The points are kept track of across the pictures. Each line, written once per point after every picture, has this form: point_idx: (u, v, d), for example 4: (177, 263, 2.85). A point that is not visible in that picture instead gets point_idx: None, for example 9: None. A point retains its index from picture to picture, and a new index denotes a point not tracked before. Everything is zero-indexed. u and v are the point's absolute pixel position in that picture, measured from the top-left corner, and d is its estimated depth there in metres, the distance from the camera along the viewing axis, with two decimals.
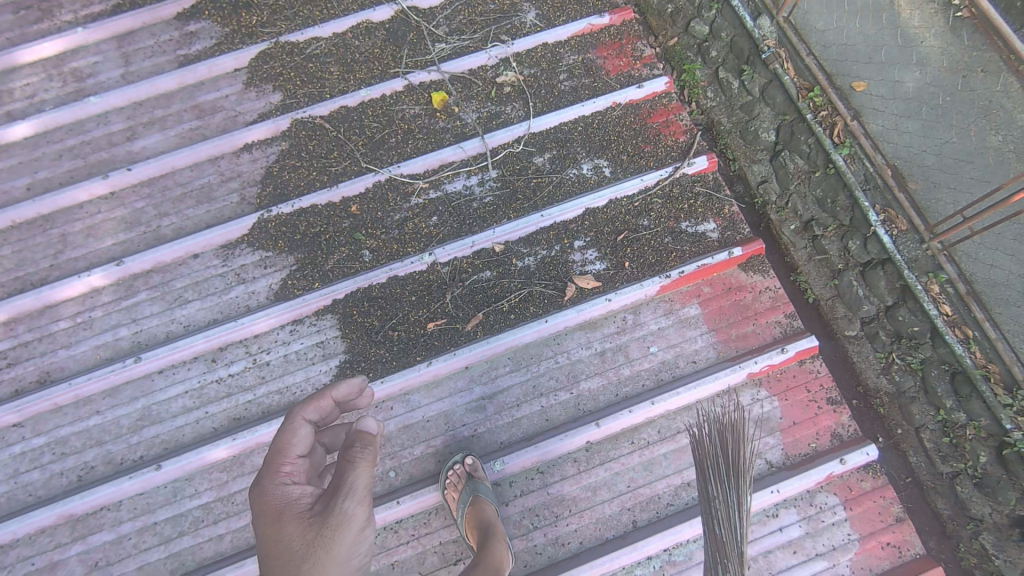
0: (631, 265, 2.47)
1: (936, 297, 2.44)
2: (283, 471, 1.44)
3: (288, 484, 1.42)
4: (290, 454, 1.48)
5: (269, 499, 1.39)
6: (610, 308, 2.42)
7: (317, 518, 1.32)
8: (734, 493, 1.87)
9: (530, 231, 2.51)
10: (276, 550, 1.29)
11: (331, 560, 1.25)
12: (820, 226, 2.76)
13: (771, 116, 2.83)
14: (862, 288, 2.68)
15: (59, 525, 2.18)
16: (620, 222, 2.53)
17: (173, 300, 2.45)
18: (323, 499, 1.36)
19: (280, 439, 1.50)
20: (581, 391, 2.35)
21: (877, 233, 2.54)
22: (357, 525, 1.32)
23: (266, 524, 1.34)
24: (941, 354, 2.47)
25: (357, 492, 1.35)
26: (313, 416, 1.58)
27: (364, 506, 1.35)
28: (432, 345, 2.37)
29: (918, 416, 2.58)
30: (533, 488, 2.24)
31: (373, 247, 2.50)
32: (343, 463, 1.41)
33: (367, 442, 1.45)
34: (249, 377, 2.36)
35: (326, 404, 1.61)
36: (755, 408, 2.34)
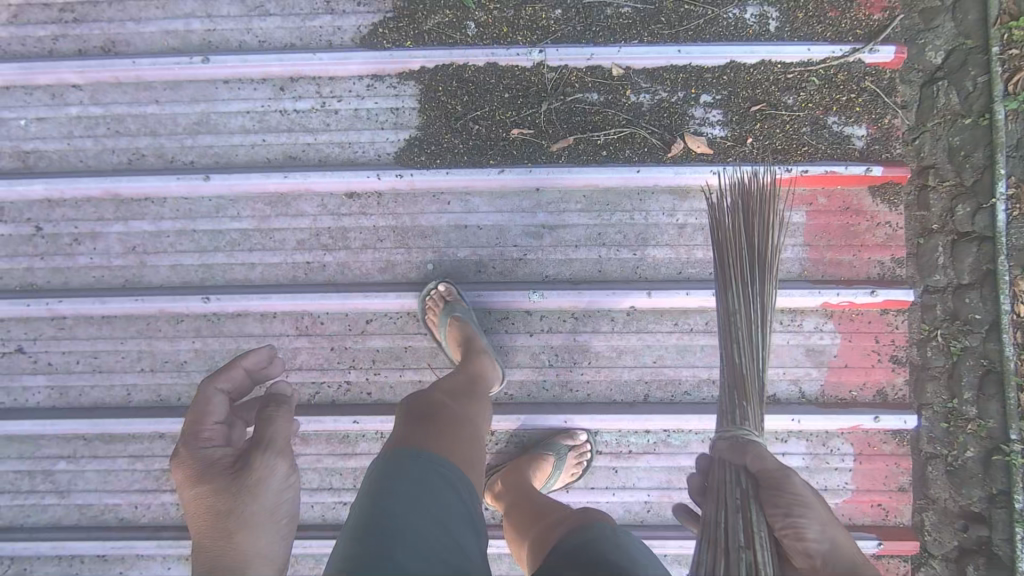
0: (754, 143, 2.16)
1: (1016, 292, 2.13)
2: (205, 437, 1.39)
3: (208, 448, 1.38)
4: (208, 421, 1.42)
5: (187, 464, 1.35)
6: (711, 182, 2.16)
7: (241, 472, 1.32)
8: (750, 261, 1.71)
9: (658, 65, 2.16)
10: (200, 512, 1.30)
11: (255, 514, 1.28)
12: (936, 177, 2.19)
13: (950, 34, 2.17)
14: (943, 257, 2.18)
15: (105, 200, 2.18)
16: (762, 89, 2.16)
17: (253, 9, 2.19)
18: (244, 454, 1.36)
19: (198, 408, 1.42)
20: (645, 257, 2.19)
21: (997, 207, 2.12)
22: (276, 476, 1.33)
23: (189, 487, 1.32)
24: (987, 348, 2.14)
25: (276, 445, 1.36)
26: (229, 386, 1.50)
27: (283, 457, 1.36)
28: (510, 152, 2.16)
29: (930, 397, 2.18)
30: (562, 330, 2.19)
31: (481, 20, 2.16)
32: (261, 419, 1.40)
33: (282, 399, 1.45)
34: (313, 120, 2.19)
35: (239, 374, 1.52)
36: (814, 337, 2.18)
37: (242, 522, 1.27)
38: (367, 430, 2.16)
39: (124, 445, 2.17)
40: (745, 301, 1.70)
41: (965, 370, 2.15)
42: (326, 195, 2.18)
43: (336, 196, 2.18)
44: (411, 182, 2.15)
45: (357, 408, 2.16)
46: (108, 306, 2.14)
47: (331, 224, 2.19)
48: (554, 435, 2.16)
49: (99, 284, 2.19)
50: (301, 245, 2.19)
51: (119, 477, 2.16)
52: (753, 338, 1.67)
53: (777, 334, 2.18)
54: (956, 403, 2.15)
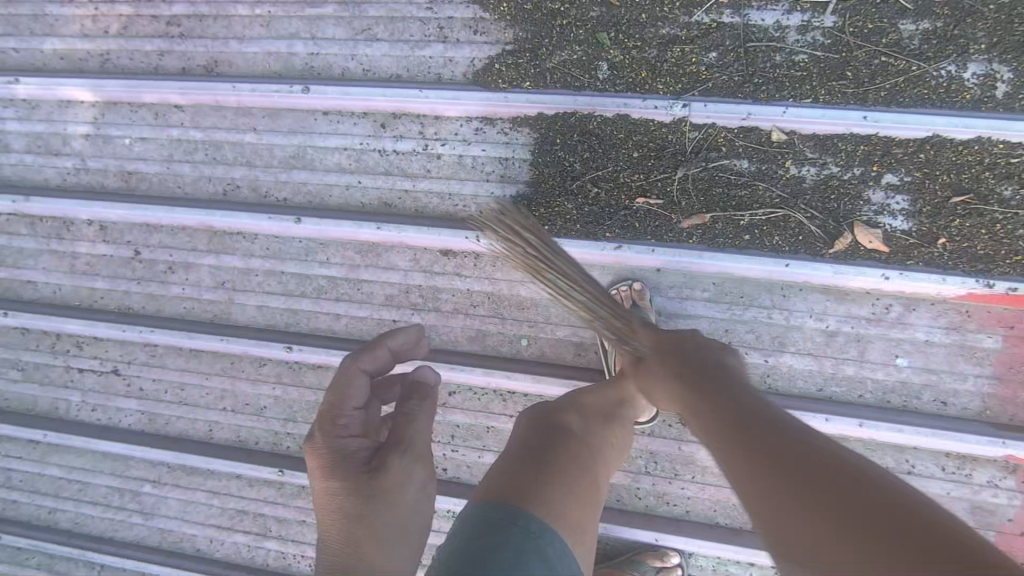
0: (947, 243, 1.70)
1: None
2: (340, 424, 1.17)
3: (345, 438, 1.16)
4: (346, 406, 1.18)
5: (322, 453, 1.14)
6: (880, 287, 1.74)
7: (381, 470, 1.09)
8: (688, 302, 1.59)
9: (832, 132, 1.71)
10: (328, 512, 1.08)
11: (389, 525, 1.06)
12: None
13: None
14: None
15: (199, 230, 2.11)
16: (973, 175, 1.66)
17: (359, 32, 1.95)
18: (383, 451, 1.12)
19: (335, 390, 1.19)
20: (778, 364, 1.83)
21: None
22: (415, 485, 1.11)
23: (322, 480, 1.12)
24: None
25: (417, 449, 1.13)
26: (372, 365, 1.23)
27: (423, 467, 1.13)
28: (633, 223, 1.85)
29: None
30: (666, 436, 1.88)
31: (616, 61, 1.79)
32: (401, 417, 1.16)
33: (426, 392, 1.20)
34: (414, 164, 1.97)
35: (384, 354, 1.25)
36: (984, 493, 1.75)
37: (378, 519, 1.05)
38: (440, 507, 2.06)
39: (203, 480, 2.18)
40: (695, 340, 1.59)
41: None
42: (420, 250, 1.98)
43: (429, 252, 1.97)
44: None
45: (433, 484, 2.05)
46: (196, 341, 2.10)
47: (422, 283, 1.99)
48: (642, 551, 1.92)
49: (190, 315, 2.14)
50: (389, 301, 2.02)
51: (198, 510, 2.20)
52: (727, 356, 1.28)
53: (934, 481, 1.78)
54: None
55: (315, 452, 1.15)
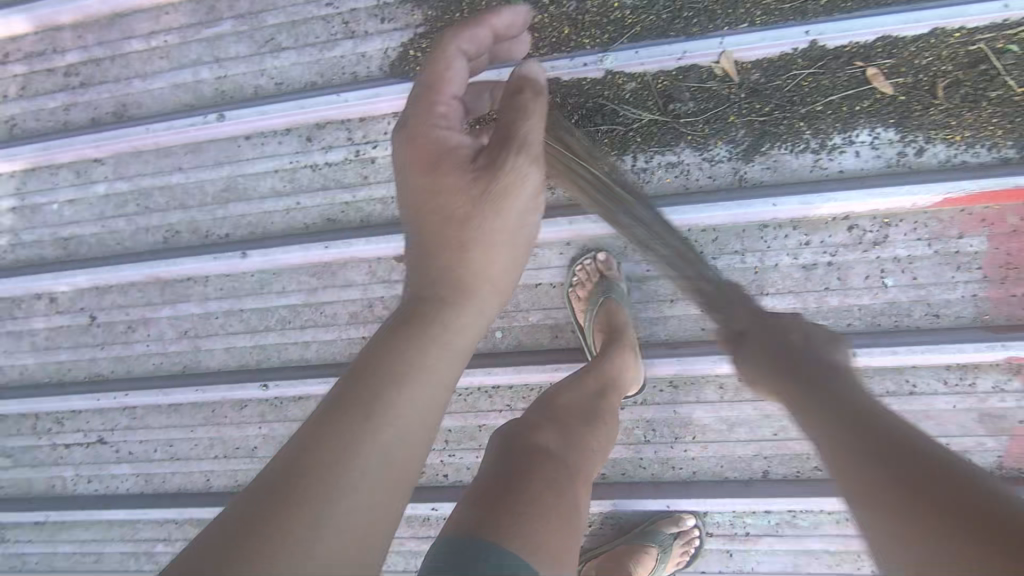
0: (911, 153, 1.62)
1: None
2: (437, 112, 1.03)
3: (444, 129, 1.02)
4: (443, 91, 1.04)
5: (421, 136, 1.02)
6: (849, 209, 1.64)
7: (482, 179, 0.97)
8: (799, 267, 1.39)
9: (775, 54, 1.59)
10: (430, 209, 1.00)
11: (456, 346, 0.93)
12: None
13: None
14: None
15: (149, 283, 2.03)
16: (932, 71, 1.54)
17: (264, 45, 1.84)
18: (489, 154, 0.99)
19: (432, 66, 1.04)
20: (760, 308, 1.75)
21: None
22: (525, 200, 1.00)
23: (424, 168, 1.01)
24: None
25: (530, 146, 1.00)
26: (471, 48, 1.09)
27: (536, 169, 1.00)
28: None
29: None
30: (658, 401, 1.83)
31: (534, 21, 1.68)
32: (510, 111, 1.01)
33: (539, 88, 1.05)
34: (348, 172, 1.87)
35: (484, 38, 1.11)
36: (993, 399, 1.69)
37: (442, 332, 0.92)
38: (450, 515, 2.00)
39: None
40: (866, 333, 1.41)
41: None
42: (374, 261, 1.91)
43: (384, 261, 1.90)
44: None
45: (436, 493, 2.01)
46: (171, 395, 2.05)
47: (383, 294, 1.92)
48: (657, 517, 1.88)
49: (159, 371, 2.08)
50: (356, 318, 1.94)
51: None
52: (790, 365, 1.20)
53: (941, 398, 1.70)
54: None
55: (406, 176, 1.04)
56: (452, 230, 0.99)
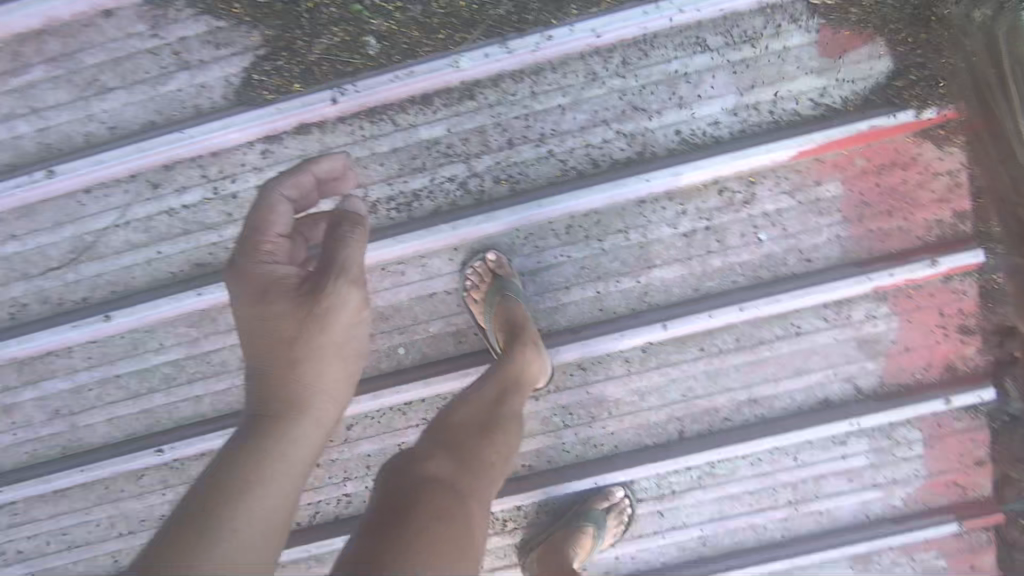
0: (766, 113, 1.68)
1: None
2: (264, 249, 1.13)
3: (271, 263, 1.13)
4: (268, 232, 1.14)
5: (248, 275, 1.12)
6: (719, 173, 1.69)
7: (305, 305, 1.10)
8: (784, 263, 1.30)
9: (630, 34, 1.62)
10: (263, 332, 1.12)
11: (289, 461, 1.02)
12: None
13: None
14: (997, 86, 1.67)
15: (4, 366, 1.82)
16: (767, 33, 1.64)
17: (86, 88, 1.66)
18: (313, 281, 1.12)
19: (257, 213, 1.14)
20: (650, 280, 1.80)
21: None
22: (351, 310, 1.12)
23: (254, 300, 1.12)
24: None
25: (350, 273, 1.12)
26: (296, 189, 1.20)
27: (358, 291, 1.13)
28: (466, 195, 1.75)
29: (988, 359, 1.86)
30: (571, 385, 1.87)
31: (381, 30, 1.62)
32: (331, 243, 1.13)
33: (356, 219, 1.15)
34: (211, 212, 1.74)
35: (310, 180, 1.21)
36: (866, 326, 1.83)
37: (276, 450, 1.02)
38: None
39: None
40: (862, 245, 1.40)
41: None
42: None
43: None
44: None
45: None
46: (56, 482, 1.86)
47: None
48: (586, 498, 1.92)
49: (37, 459, 1.88)
50: None
51: None
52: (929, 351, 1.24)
53: (822, 334, 1.83)
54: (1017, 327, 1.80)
55: (239, 307, 1.15)
56: (282, 351, 1.10)
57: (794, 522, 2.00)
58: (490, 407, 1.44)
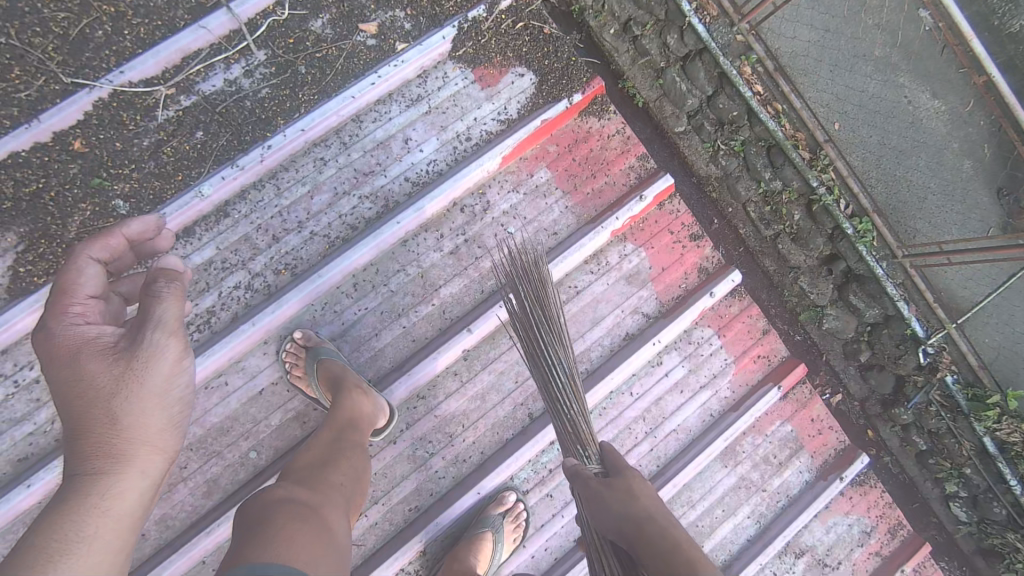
0: (464, 142, 2.13)
1: (748, 79, 2.28)
2: (73, 312, 1.17)
3: (78, 323, 1.16)
4: (77, 294, 1.19)
5: (52, 339, 1.13)
6: (453, 196, 2.06)
7: (122, 358, 1.12)
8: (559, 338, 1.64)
9: (334, 123, 2.01)
10: (74, 394, 1.10)
11: (115, 518, 1.03)
12: (639, 24, 2.34)
13: None
14: (683, 84, 2.39)
15: None
16: (438, 88, 2.11)
17: None
18: (128, 336, 1.15)
19: (63, 280, 1.19)
20: (443, 299, 2.08)
21: (692, 23, 2.23)
22: (172, 358, 1.16)
23: (61, 364, 1.11)
24: (787, 177, 2.39)
25: (167, 327, 1.17)
26: (104, 255, 1.27)
27: (178, 340, 1.18)
28: (256, 297, 1.97)
29: (830, 288, 2.52)
30: (420, 417, 2.05)
31: (126, 192, 1.87)
32: (144, 299, 1.17)
33: (173, 276, 1.21)
34: (18, 405, 1.80)
35: (119, 245, 1.31)
36: (625, 264, 2.22)
37: (99, 507, 1.02)
38: None
39: None
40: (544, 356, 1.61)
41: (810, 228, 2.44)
42: None
43: None
44: None
45: None
46: None
47: None
48: (482, 509, 2.04)
49: None
50: None
51: None
52: (561, 393, 1.60)
53: (596, 285, 2.19)
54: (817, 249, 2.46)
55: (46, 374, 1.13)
56: (98, 409, 1.09)
57: (660, 448, 2.24)
58: (331, 447, 1.56)
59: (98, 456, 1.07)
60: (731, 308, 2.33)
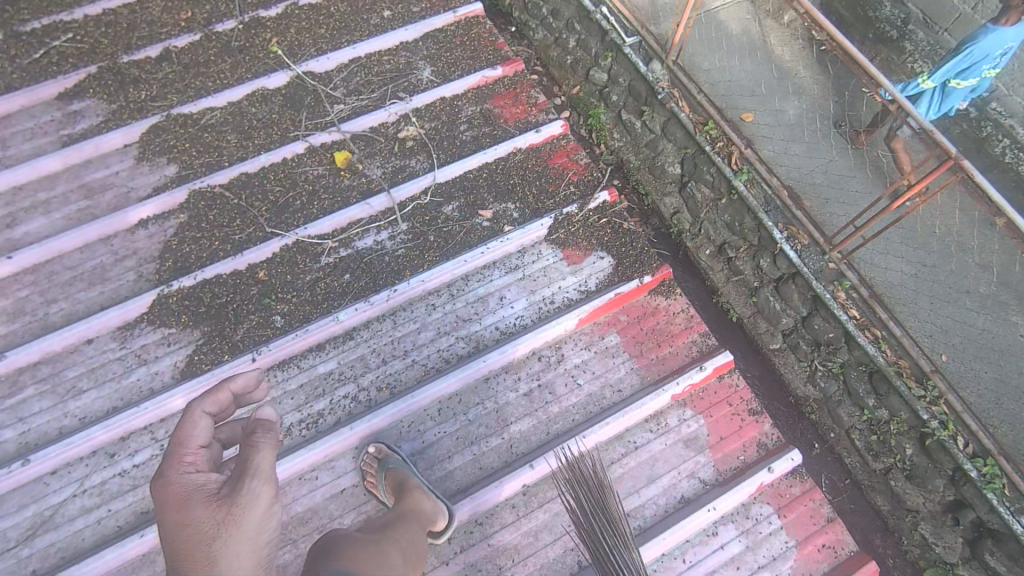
0: (549, 303, 2.54)
1: (843, 304, 2.53)
2: (186, 461, 1.33)
3: (191, 473, 1.31)
4: (192, 445, 1.37)
5: (167, 488, 1.27)
6: (532, 346, 2.43)
7: (223, 505, 1.23)
8: (615, 531, 1.98)
9: (447, 279, 2.54)
10: (176, 540, 1.17)
11: None
12: (733, 248, 2.89)
13: (674, 150, 3.00)
14: (778, 302, 2.77)
15: None
16: (534, 261, 2.62)
17: (65, 393, 2.25)
18: (230, 483, 1.28)
19: (179, 432, 1.38)
20: (511, 434, 2.33)
21: (783, 249, 2.64)
22: (264, 502, 1.25)
23: (171, 510, 1.23)
24: (891, 406, 2.47)
25: (263, 474, 1.30)
26: (214, 408, 1.46)
27: (270, 487, 1.29)
28: (357, 407, 2.33)
29: (960, 542, 2.41)
30: (474, 542, 2.17)
31: (284, 311, 2.42)
32: (247, 449, 1.35)
33: (268, 427, 1.43)
34: (155, 465, 2.19)
35: (226, 397, 1.49)
36: (683, 428, 2.37)
37: None
38: None
39: None
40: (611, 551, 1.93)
41: (929, 466, 2.42)
42: None
43: None
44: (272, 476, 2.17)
45: None
46: None
47: None
48: None
49: None
50: None
51: None
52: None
53: (655, 442, 2.34)
54: (941, 489, 2.40)
55: (159, 520, 1.24)
56: (198, 551, 1.14)
57: None
58: (402, 518, 1.72)
59: None
60: (792, 488, 2.34)
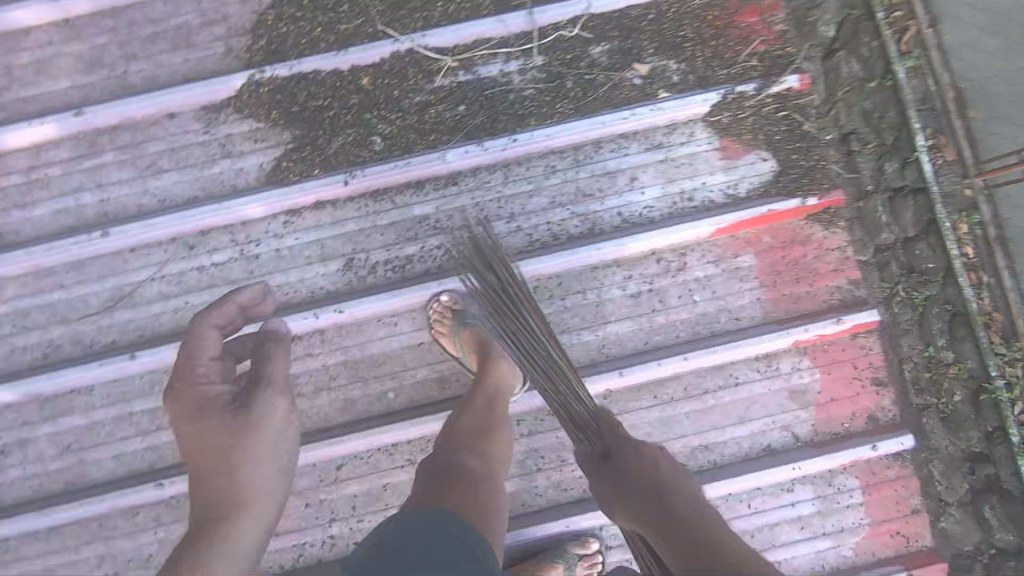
0: (688, 199, 2.15)
1: (961, 236, 2.11)
2: (199, 373, 1.51)
3: (204, 383, 1.51)
4: (202, 358, 1.53)
5: (183, 398, 1.49)
6: (655, 245, 2.10)
7: (238, 419, 1.48)
8: (530, 318, 1.70)
9: (575, 140, 2.12)
10: (202, 449, 1.46)
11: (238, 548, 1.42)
12: (860, 141, 2.15)
13: (837, 7, 2.16)
14: (886, 216, 2.14)
15: (23, 404, 2.02)
16: (683, 142, 2.15)
17: (146, 168, 2.05)
18: (244, 394, 1.53)
19: (191, 343, 1.53)
20: (607, 334, 2.11)
21: (923, 158, 2.10)
22: (279, 413, 1.53)
23: (190, 419, 1.47)
24: (966, 356, 2.10)
25: (276, 388, 1.55)
26: (221, 320, 1.59)
27: (283, 398, 1.55)
28: (448, 263, 2.10)
29: (965, 487, 2.12)
30: (543, 429, 2.08)
31: (386, 133, 2.08)
32: (260, 364, 1.57)
33: (279, 341, 1.63)
34: (234, 269, 2.05)
35: (233, 310, 1.61)
36: (793, 377, 2.14)
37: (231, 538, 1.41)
38: None
39: None
40: (535, 346, 1.70)
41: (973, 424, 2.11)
42: None
43: None
44: (352, 314, 2.04)
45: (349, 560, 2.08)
46: (52, 517, 1.99)
47: None
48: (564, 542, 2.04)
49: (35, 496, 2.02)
50: None
51: None
52: (560, 381, 1.69)
53: (758, 384, 2.12)
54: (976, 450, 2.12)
55: (176, 428, 1.48)
56: (221, 463, 1.45)
57: None
58: (488, 414, 1.75)
59: (225, 501, 1.45)
60: (885, 467, 2.15)
